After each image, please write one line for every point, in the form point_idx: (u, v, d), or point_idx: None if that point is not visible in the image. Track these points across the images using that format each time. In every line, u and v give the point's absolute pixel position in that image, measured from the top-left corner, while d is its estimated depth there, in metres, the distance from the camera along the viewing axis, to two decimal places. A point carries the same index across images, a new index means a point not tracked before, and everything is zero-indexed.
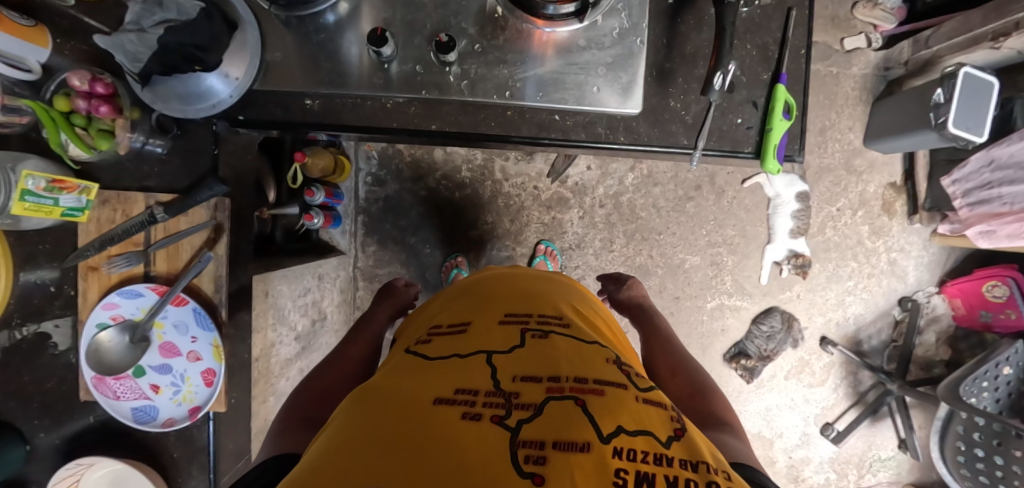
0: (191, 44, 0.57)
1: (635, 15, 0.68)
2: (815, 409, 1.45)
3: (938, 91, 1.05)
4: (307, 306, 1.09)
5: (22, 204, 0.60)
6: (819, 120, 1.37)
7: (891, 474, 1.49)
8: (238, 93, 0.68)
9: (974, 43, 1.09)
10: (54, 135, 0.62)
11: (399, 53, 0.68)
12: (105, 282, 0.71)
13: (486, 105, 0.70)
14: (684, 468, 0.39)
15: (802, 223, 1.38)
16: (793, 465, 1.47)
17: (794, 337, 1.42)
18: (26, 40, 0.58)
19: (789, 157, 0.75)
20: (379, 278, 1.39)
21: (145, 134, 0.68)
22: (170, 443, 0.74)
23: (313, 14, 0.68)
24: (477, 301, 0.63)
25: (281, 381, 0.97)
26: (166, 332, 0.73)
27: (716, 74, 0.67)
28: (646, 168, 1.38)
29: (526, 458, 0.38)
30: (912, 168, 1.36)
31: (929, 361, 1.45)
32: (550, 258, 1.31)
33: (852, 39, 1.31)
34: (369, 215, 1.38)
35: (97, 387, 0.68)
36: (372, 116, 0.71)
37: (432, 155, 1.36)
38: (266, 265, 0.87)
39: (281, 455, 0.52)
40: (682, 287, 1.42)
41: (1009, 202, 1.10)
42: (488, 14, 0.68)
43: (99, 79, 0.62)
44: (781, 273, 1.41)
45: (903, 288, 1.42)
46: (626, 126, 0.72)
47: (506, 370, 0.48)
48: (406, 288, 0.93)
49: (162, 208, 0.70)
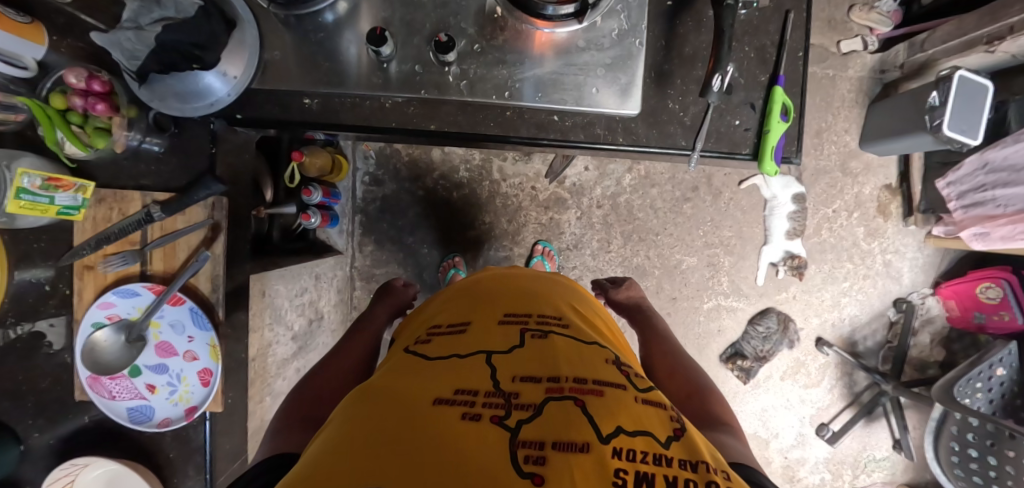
0: (188, 42, 0.57)
1: (634, 17, 0.69)
2: (810, 410, 1.46)
3: (933, 94, 1.06)
4: (304, 305, 1.09)
5: (17, 201, 0.60)
6: (816, 122, 1.37)
7: (886, 474, 1.50)
8: (236, 92, 0.68)
9: (968, 46, 1.10)
10: (49, 133, 0.63)
11: (399, 52, 0.68)
12: (100, 281, 0.70)
13: (486, 106, 0.70)
14: (684, 468, 0.39)
15: (798, 224, 1.39)
16: (788, 465, 1.48)
17: (789, 338, 1.44)
18: (20, 36, 0.58)
19: (786, 159, 0.75)
20: (376, 278, 1.39)
21: (141, 132, 0.67)
22: (166, 443, 0.73)
23: (312, 12, 0.67)
24: (476, 302, 0.63)
25: (277, 381, 0.96)
26: (162, 332, 0.72)
27: (715, 75, 0.67)
28: (644, 169, 1.39)
29: (526, 458, 0.38)
30: (907, 171, 1.37)
31: (924, 362, 1.47)
32: (548, 258, 1.31)
33: (848, 42, 1.32)
34: (367, 215, 1.38)
35: (91, 386, 0.67)
36: (372, 116, 0.71)
37: (430, 155, 1.36)
38: (263, 265, 0.87)
39: (279, 455, 0.52)
40: (679, 288, 1.42)
41: (1003, 204, 1.11)
42: (487, 14, 0.68)
43: (96, 77, 0.62)
44: (777, 274, 1.42)
45: (897, 289, 1.43)
46: (625, 128, 0.72)
47: (506, 371, 0.48)
48: (404, 288, 0.93)
49: (158, 207, 0.69)
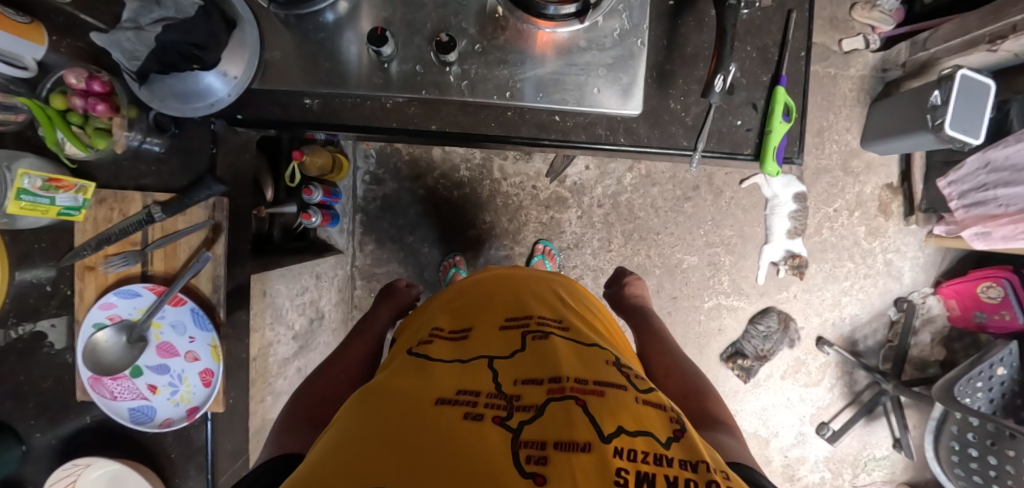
0: (188, 42, 0.57)
1: (636, 17, 0.68)
2: (810, 409, 1.46)
3: (935, 93, 1.05)
4: (305, 305, 1.09)
5: (17, 203, 0.60)
6: (817, 121, 1.37)
7: (885, 473, 1.50)
8: (236, 92, 0.67)
9: (970, 45, 1.10)
10: (50, 134, 0.62)
11: (400, 52, 0.68)
12: (101, 281, 0.70)
13: (487, 106, 0.70)
14: (685, 468, 0.39)
15: (799, 223, 1.39)
16: (788, 464, 1.48)
17: (790, 337, 1.44)
18: (19, 36, 0.57)
19: (788, 159, 0.75)
20: (377, 277, 1.39)
21: (142, 133, 0.67)
22: (167, 443, 0.73)
23: (312, 12, 0.67)
24: (477, 304, 0.63)
25: (278, 380, 0.97)
26: (164, 332, 0.72)
27: (716, 76, 0.67)
28: (645, 168, 1.38)
29: (528, 458, 0.38)
30: (909, 169, 1.37)
31: (924, 361, 1.47)
32: (548, 258, 1.31)
33: (851, 41, 1.32)
34: (367, 214, 1.38)
35: (93, 386, 0.68)
36: (372, 116, 0.71)
37: (430, 154, 1.36)
38: (265, 264, 0.87)
39: (281, 456, 0.52)
40: (679, 287, 1.42)
41: (1004, 204, 1.10)
42: (488, 14, 0.68)
43: (96, 77, 0.61)
44: (778, 273, 1.41)
45: (898, 288, 1.43)
46: (626, 128, 0.72)
47: (507, 372, 0.49)
48: (405, 289, 0.93)
49: (159, 208, 0.69)
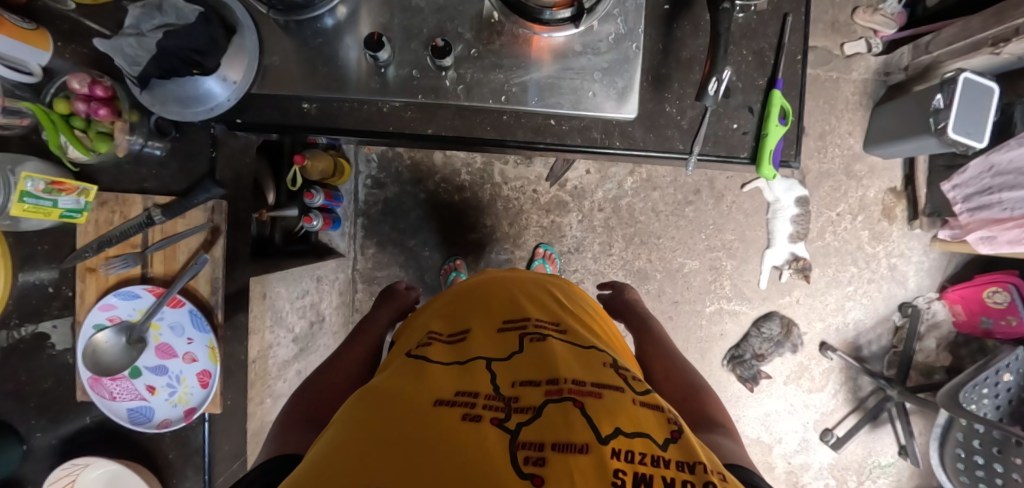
0: (189, 47, 0.58)
1: (631, 20, 0.69)
2: (814, 415, 1.45)
3: (937, 96, 1.05)
4: (305, 308, 1.10)
5: (21, 205, 0.61)
6: (819, 125, 1.36)
7: (892, 481, 1.48)
8: (235, 96, 0.68)
9: (974, 48, 1.09)
10: (53, 138, 0.64)
11: (396, 57, 0.69)
12: (102, 283, 0.71)
13: (482, 110, 0.71)
14: (682, 470, 0.39)
15: (801, 227, 1.38)
16: (792, 470, 1.47)
17: (792, 342, 1.42)
18: (25, 42, 0.60)
19: (785, 162, 0.75)
20: (378, 280, 1.40)
21: (143, 136, 0.68)
22: (165, 444, 0.74)
23: (312, 18, 0.68)
24: (475, 307, 0.63)
25: (278, 383, 0.97)
26: (163, 333, 0.73)
27: (710, 80, 0.66)
28: (646, 172, 1.38)
29: (526, 459, 0.38)
30: (912, 173, 1.36)
31: (930, 367, 1.45)
32: (549, 261, 1.33)
33: (852, 44, 1.32)
34: (369, 217, 1.38)
35: (92, 387, 0.69)
36: (369, 120, 0.71)
37: (432, 157, 1.37)
38: (264, 267, 0.88)
39: (279, 456, 0.52)
40: (681, 291, 1.41)
41: (1009, 208, 1.09)
42: (484, 19, 0.69)
43: (98, 82, 0.63)
44: (781, 277, 1.40)
45: (903, 293, 1.42)
46: (621, 131, 0.72)
47: (505, 376, 0.49)
48: (406, 291, 0.94)
49: (159, 210, 0.70)
